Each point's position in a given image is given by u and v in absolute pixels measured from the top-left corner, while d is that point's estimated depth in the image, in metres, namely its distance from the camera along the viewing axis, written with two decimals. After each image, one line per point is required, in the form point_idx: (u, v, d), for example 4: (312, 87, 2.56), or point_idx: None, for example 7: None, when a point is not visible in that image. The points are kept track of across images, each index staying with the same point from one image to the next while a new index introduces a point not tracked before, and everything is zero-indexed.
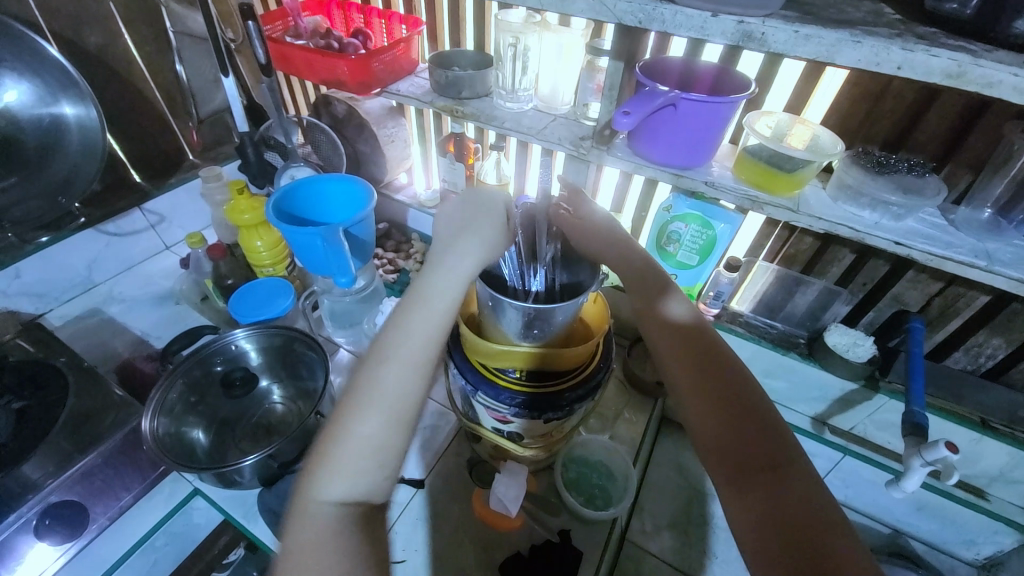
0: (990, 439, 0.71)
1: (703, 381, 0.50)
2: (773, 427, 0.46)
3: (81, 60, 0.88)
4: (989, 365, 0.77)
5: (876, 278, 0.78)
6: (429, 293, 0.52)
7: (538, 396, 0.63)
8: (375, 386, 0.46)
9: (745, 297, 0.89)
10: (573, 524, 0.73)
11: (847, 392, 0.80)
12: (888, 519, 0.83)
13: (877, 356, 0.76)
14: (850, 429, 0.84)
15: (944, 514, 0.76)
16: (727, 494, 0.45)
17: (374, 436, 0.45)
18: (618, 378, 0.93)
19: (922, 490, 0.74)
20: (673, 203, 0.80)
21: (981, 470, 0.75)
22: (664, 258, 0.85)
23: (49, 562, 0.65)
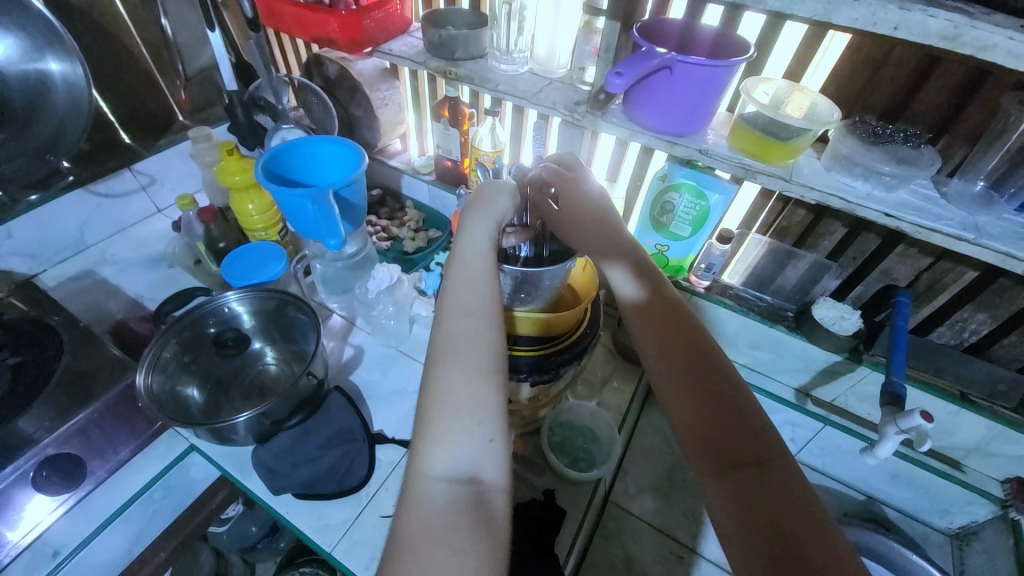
0: (968, 411, 0.72)
1: (686, 370, 0.48)
2: (755, 418, 0.45)
3: (62, 11, 0.85)
4: (973, 340, 0.78)
5: (866, 252, 0.78)
6: (459, 265, 0.56)
7: (525, 360, 0.64)
8: (449, 353, 0.49)
9: (738, 269, 0.88)
10: (558, 485, 0.76)
11: (831, 364, 0.81)
12: (864, 487, 0.86)
13: (863, 330, 0.77)
14: (832, 400, 0.86)
15: (918, 483, 0.79)
16: (708, 486, 0.43)
17: (463, 401, 0.46)
18: (607, 348, 0.94)
19: (897, 458, 0.77)
20: (668, 172, 0.79)
21: (956, 442, 0.77)
22: (658, 229, 0.85)
23: (48, 512, 0.68)
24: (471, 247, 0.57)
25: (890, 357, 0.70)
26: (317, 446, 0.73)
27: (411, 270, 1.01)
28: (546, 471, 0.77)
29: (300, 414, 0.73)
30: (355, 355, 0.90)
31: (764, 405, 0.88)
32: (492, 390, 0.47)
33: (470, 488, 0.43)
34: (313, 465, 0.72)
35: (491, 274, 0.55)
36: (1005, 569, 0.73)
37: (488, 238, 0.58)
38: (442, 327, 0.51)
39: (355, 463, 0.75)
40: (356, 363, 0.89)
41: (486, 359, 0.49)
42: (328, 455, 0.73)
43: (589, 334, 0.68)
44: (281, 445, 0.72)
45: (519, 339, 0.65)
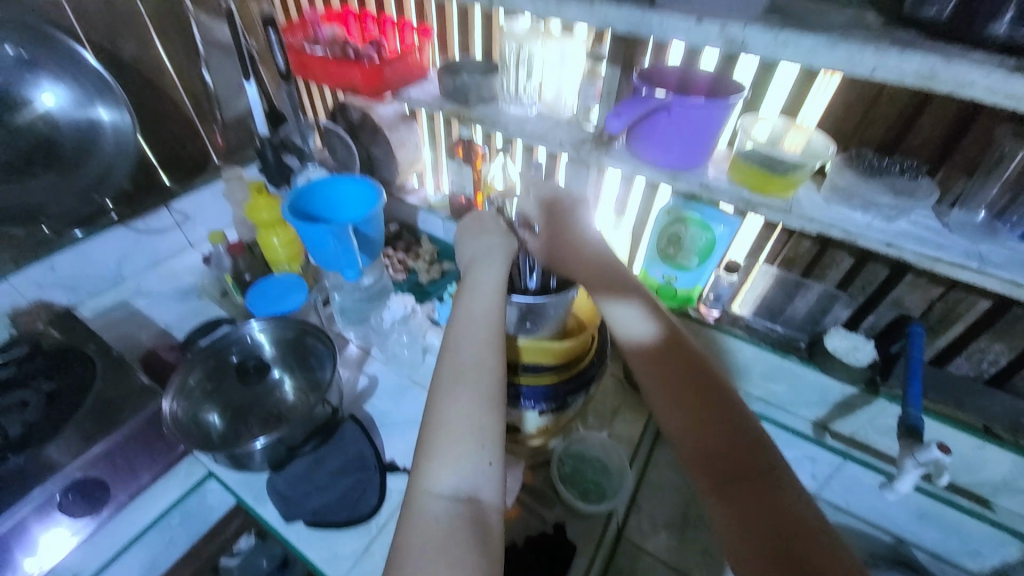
0: (992, 445, 0.70)
1: (686, 390, 0.51)
2: (752, 434, 0.47)
3: (115, 67, 0.94)
4: (992, 372, 0.76)
5: (875, 281, 0.78)
6: (469, 294, 0.59)
7: (534, 388, 0.66)
8: (456, 376, 0.51)
9: (746, 300, 0.90)
10: (569, 518, 0.75)
11: (848, 396, 0.79)
12: (890, 526, 0.83)
13: (878, 360, 0.77)
14: (851, 434, 0.83)
15: (948, 523, 0.75)
16: (710, 500, 0.44)
17: (465, 423, 0.48)
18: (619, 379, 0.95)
19: (922, 495, 0.74)
20: (673, 206, 0.82)
21: (983, 478, 0.74)
22: (665, 260, 0.87)
23: (67, 540, 0.70)
24: (481, 278, 0.61)
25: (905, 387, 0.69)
26: (330, 474, 0.75)
27: (424, 301, 1.04)
28: (556, 502, 0.76)
29: (314, 441, 0.76)
30: (370, 384, 0.92)
31: (781, 438, 0.86)
32: (495, 412, 0.49)
33: (469, 506, 0.44)
34: (324, 493, 0.73)
35: (499, 304, 0.59)
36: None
37: (500, 270, 0.62)
38: (451, 350, 0.54)
39: (366, 491, 0.76)
40: (370, 393, 0.91)
41: (491, 383, 0.51)
42: (340, 482, 0.74)
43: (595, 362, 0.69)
44: (296, 471, 0.74)
45: (528, 367, 0.66)
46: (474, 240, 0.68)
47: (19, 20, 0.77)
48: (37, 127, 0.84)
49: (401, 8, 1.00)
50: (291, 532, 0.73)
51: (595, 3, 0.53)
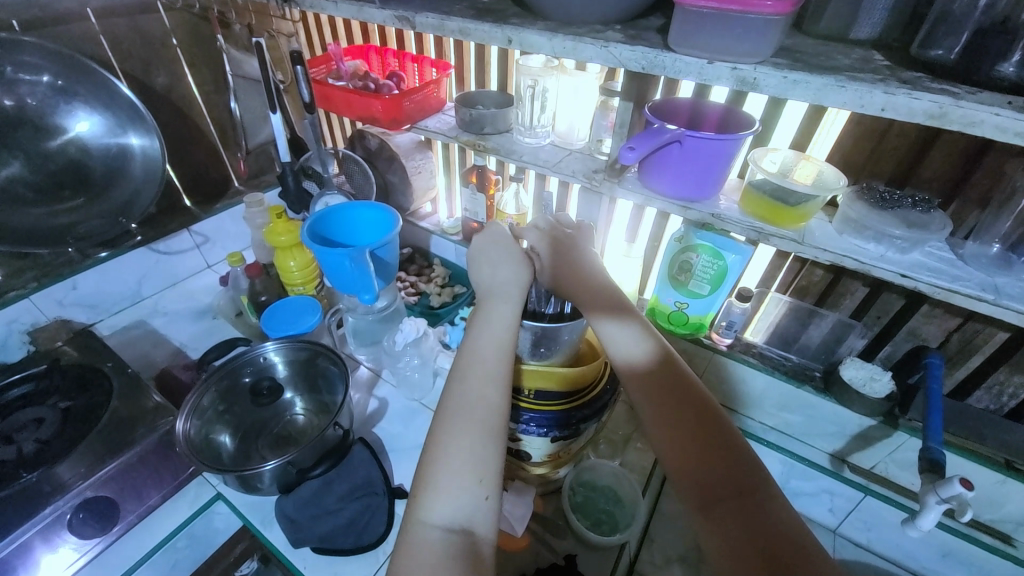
0: (1015, 481, 0.68)
1: (671, 410, 0.51)
2: (739, 453, 0.47)
3: (147, 97, 0.99)
4: (1013, 405, 0.75)
5: (890, 311, 0.78)
6: (479, 321, 0.60)
7: (547, 414, 0.65)
8: (460, 406, 0.52)
9: (759, 328, 0.89)
10: (579, 549, 0.73)
11: (865, 428, 0.78)
12: (913, 565, 0.80)
13: (897, 393, 0.75)
14: (870, 467, 0.81)
15: (972, 563, 0.73)
16: (699, 522, 0.45)
17: (466, 453, 0.48)
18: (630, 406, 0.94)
19: (945, 533, 0.71)
20: (684, 234, 0.83)
21: (1009, 516, 0.72)
22: (676, 287, 0.87)
23: (70, 563, 0.70)
24: (495, 307, 0.62)
25: (925, 420, 0.68)
26: (338, 500, 0.73)
27: (437, 325, 1.04)
28: (567, 533, 0.75)
29: (324, 464, 0.73)
30: (380, 408, 0.92)
31: (796, 470, 0.85)
32: (497, 447, 0.49)
33: (464, 538, 0.44)
34: (332, 518, 0.72)
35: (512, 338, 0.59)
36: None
37: (515, 300, 0.63)
38: (456, 378, 0.55)
39: (374, 517, 0.75)
40: (380, 416, 0.91)
41: (496, 417, 0.51)
42: (349, 507, 0.73)
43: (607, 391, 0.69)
44: (304, 495, 0.72)
45: (540, 393, 0.66)
46: (485, 261, 0.68)
47: (59, 52, 0.81)
48: (69, 152, 0.88)
49: (420, 43, 1.05)
50: (297, 556, 0.73)
51: (610, 44, 0.55)
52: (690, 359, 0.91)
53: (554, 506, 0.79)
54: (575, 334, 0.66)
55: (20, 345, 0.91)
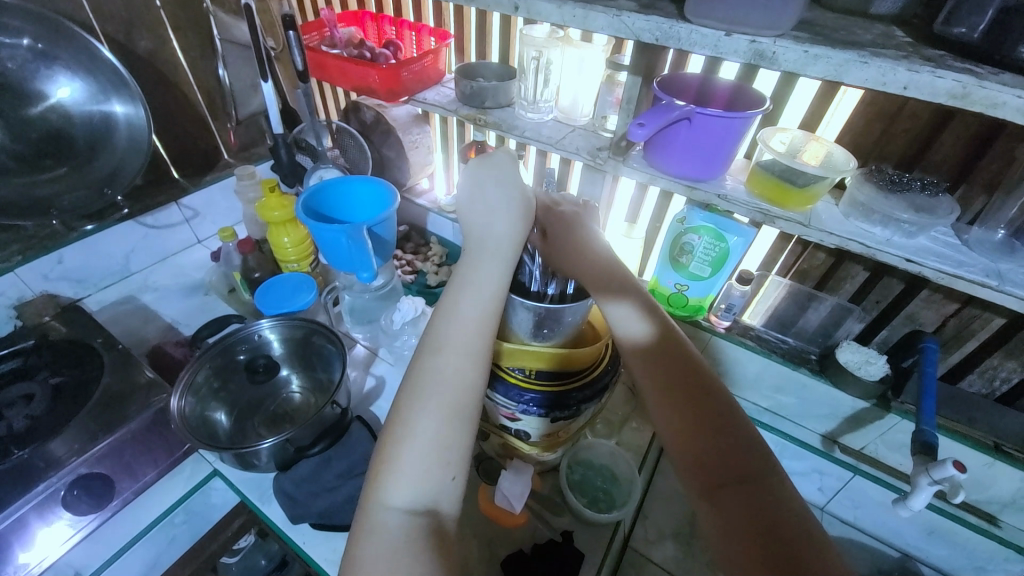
0: (1003, 463, 0.69)
1: (679, 393, 0.50)
2: (745, 438, 0.47)
3: (131, 62, 0.94)
4: (1004, 389, 0.76)
5: (889, 296, 0.78)
6: (469, 289, 0.57)
7: (547, 394, 0.65)
8: (431, 387, 0.50)
9: (758, 310, 0.89)
10: (575, 526, 0.74)
11: (859, 411, 0.79)
12: (897, 541, 0.82)
13: (890, 376, 0.76)
14: (861, 448, 0.83)
15: (955, 540, 0.75)
16: (701, 504, 0.45)
17: (431, 436, 0.48)
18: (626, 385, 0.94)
19: (932, 513, 0.73)
20: (687, 215, 0.81)
21: (993, 496, 0.74)
22: (677, 268, 0.86)
23: (65, 539, 0.69)
24: (476, 274, 0.59)
25: (919, 404, 0.69)
26: (336, 477, 0.73)
27: (434, 303, 1.03)
28: (563, 510, 0.76)
29: (322, 443, 0.73)
30: (377, 386, 0.92)
31: (789, 450, 0.86)
32: (464, 431, 0.49)
33: (427, 519, 0.45)
34: (331, 495, 0.72)
35: (492, 308, 0.57)
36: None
37: (503, 269, 0.60)
38: (428, 355, 0.53)
39: None
40: (378, 395, 0.90)
41: (465, 399, 0.51)
42: (347, 485, 0.73)
43: (606, 373, 0.68)
44: (302, 472, 0.73)
45: (539, 373, 0.65)
46: (482, 217, 0.64)
47: (35, 11, 0.76)
48: (50, 120, 0.84)
49: (418, 10, 1.00)
50: (296, 532, 0.74)
51: (622, 13, 0.53)
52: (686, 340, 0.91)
53: (551, 483, 0.80)
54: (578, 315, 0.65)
55: (8, 320, 0.89)
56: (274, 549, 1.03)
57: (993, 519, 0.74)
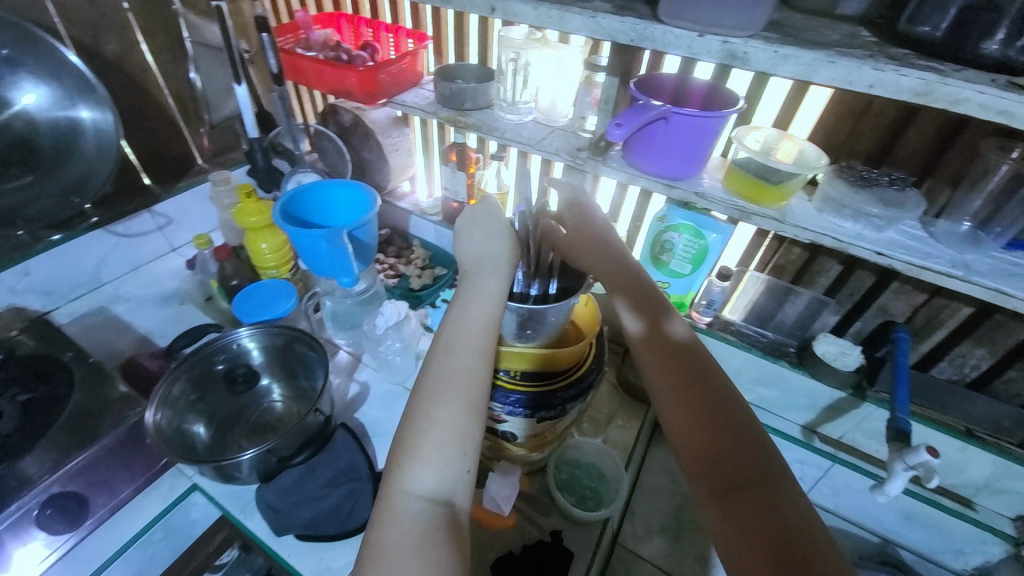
0: (976, 448, 0.72)
1: (689, 391, 0.50)
2: (755, 439, 0.46)
3: (98, 66, 0.91)
4: (973, 375, 0.79)
5: (863, 288, 0.81)
6: (470, 300, 0.58)
7: (532, 395, 0.65)
8: (445, 380, 0.50)
9: (738, 305, 0.91)
10: (565, 526, 0.74)
11: (836, 401, 0.81)
12: (876, 527, 0.84)
13: (864, 365, 0.78)
14: (840, 438, 0.84)
15: (931, 522, 0.77)
16: (709, 508, 0.44)
17: (448, 427, 0.48)
18: (611, 384, 0.95)
19: (909, 498, 0.76)
20: (666, 213, 0.82)
21: (967, 480, 0.76)
22: (658, 266, 0.87)
23: (38, 563, 0.66)
24: (484, 277, 0.60)
25: (892, 392, 0.71)
26: (321, 486, 0.72)
27: (417, 307, 1.03)
28: (554, 510, 0.76)
29: (306, 452, 0.73)
30: (361, 392, 0.91)
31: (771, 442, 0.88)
32: (481, 423, 0.49)
33: (445, 509, 0.44)
34: (316, 505, 0.71)
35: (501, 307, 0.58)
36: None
37: (507, 273, 0.61)
38: (442, 351, 0.53)
39: (359, 502, 0.73)
40: (362, 401, 0.89)
41: (478, 391, 0.51)
42: (333, 494, 0.72)
43: (591, 373, 0.69)
44: (286, 483, 0.71)
45: (524, 374, 0.66)
46: (479, 237, 0.66)
47: None
48: (14, 127, 0.81)
49: (395, 12, 1.00)
50: (281, 544, 0.72)
51: (598, 14, 0.53)
52: None
53: (540, 484, 0.80)
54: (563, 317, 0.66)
55: None
56: (258, 563, 1.01)
57: (966, 501, 0.77)
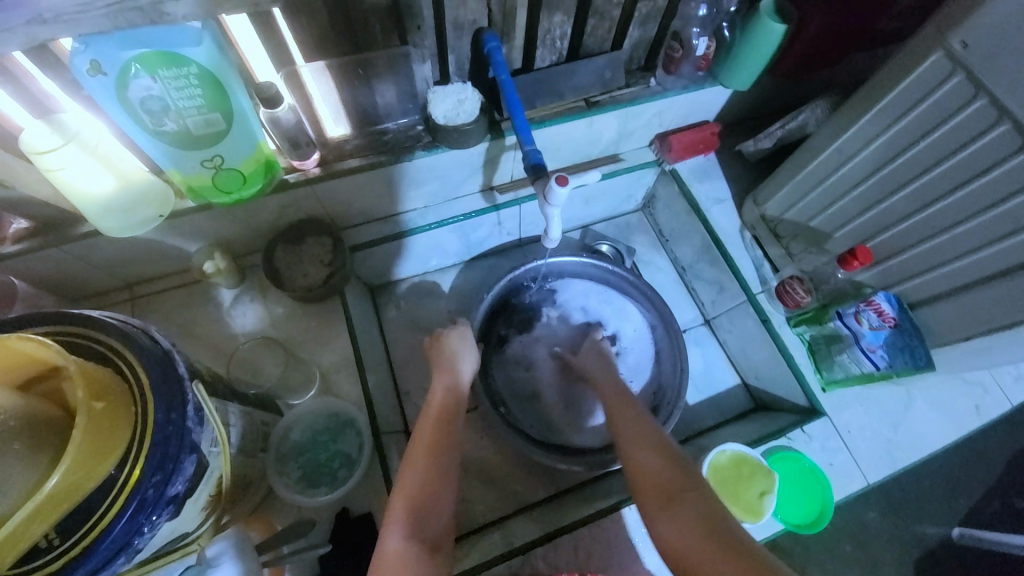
0: (598, 114, 0.79)
1: (633, 433, 0.61)
2: (657, 435, 0.60)
3: None
4: (566, 46, 0.76)
5: (426, 15, 0.63)
6: (465, 394, 0.66)
7: (90, 558, 0.38)
8: (445, 391, 0.64)
9: (334, 115, 0.70)
10: (350, 495, 0.66)
11: (485, 152, 0.77)
12: (576, 221, 1.02)
13: (483, 102, 0.72)
14: (511, 178, 0.87)
15: (602, 193, 0.95)
16: (652, 478, 0.54)
17: (448, 451, 0.58)
18: (294, 304, 0.78)
19: (581, 188, 0.91)
20: (95, 55, 0.48)
21: (606, 144, 0.88)
22: (179, 142, 0.58)
23: None
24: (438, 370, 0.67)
25: (513, 120, 0.68)
26: None
27: None
28: (330, 480, 0.66)
29: None
30: None
31: (466, 226, 0.89)
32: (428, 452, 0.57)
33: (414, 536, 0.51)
34: None
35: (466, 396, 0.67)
36: (681, 208, 0.94)
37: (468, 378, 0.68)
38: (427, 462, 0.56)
39: None
40: None
41: (437, 430, 0.59)
42: None
43: (168, 407, 0.42)
44: None
45: (66, 525, 0.38)
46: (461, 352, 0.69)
47: None
48: None
49: None
50: None
51: None
52: (300, 206, 0.74)
53: (295, 477, 0.65)
54: (3, 406, 0.35)
55: None
56: None
57: (614, 156, 0.92)
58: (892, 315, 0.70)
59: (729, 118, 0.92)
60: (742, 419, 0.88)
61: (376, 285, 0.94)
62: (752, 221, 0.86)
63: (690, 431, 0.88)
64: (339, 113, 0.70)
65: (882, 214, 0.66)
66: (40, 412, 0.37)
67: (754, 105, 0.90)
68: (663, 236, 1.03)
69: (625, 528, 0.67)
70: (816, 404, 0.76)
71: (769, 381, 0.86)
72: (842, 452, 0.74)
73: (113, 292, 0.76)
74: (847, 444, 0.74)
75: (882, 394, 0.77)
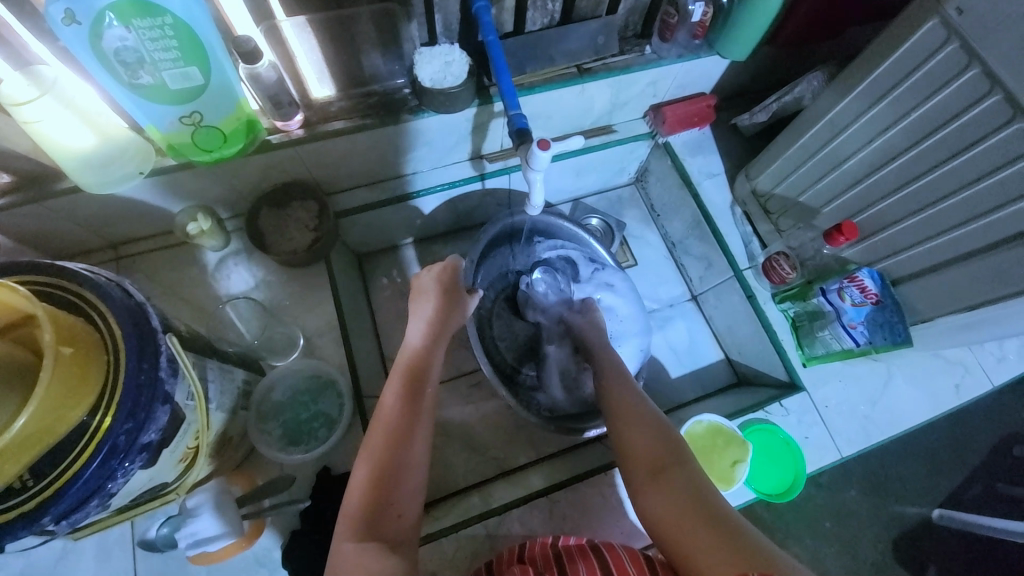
0: (590, 81, 0.77)
1: (627, 408, 0.59)
2: (650, 411, 0.58)
3: None
4: (558, 9, 0.74)
5: None
6: (439, 346, 0.64)
7: (65, 499, 0.39)
8: (414, 343, 0.62)
9: (318, 74, 0.68)
10: (330, 455, 0.68)
11: (473, 119, 0.76)
12: (567, 193, 1.01)
13: (471, 65, 0.70)
14: (501, 146, 0.85)
15: (594, 164, 0.94)
16: (642, 453, 0.54)
17: (418, 399, 0.57)
18: (279, 268, 0.78)
19: (571, 158, 0.90)
20: (68, 4, 0.47)
21: (598, 114, 0.86)
22: (156, 96, 0.57)
23: None
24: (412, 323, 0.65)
25: (500, 84, 0.66)
26: None
27: None
28: (310, 439, 0.68)
29: None
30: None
31: (454, 195, 0.89)
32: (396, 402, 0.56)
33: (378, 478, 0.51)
34: None
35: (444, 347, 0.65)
36: (672, 182, 0.93)
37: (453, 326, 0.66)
38: (370, 462, 0.51)
39: None
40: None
41: (406, 380, 0.58)
42: None
43: (140, 359, 0.43)
44: None
45: (39, 468, 0.39)
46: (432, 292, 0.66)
47: None
48: None
49: None
50: None
51: None
52: (284, 168, 0.73)
53: (276, 435, 0.67)
54: None
55: None
56: None
57: (607, 127, 0.90)
58: (874, 291, 0.70)
59: (726, 89, 0.90)
60: (723, 393, 0.89)
61: (364, 253, 0.94)
62: (743, 196, 0.85)
63: (671, 404, 0.89)
64: (322, 73, 0.68)
65: (869, 189, 0.66)
66: (14, 357, 0.38)
67: (751, 77, 0.88)
68: (654, 211, 1.02)
69: (597, 493, 0.69)
70: (795, 379, 0.77)
71: (752, 357, 0.87)
72: (818, 426, 0.75)
73: (98, 251, 0.76)
74: (824, 419, 0.75)
75: (861, 370, 0.78)
